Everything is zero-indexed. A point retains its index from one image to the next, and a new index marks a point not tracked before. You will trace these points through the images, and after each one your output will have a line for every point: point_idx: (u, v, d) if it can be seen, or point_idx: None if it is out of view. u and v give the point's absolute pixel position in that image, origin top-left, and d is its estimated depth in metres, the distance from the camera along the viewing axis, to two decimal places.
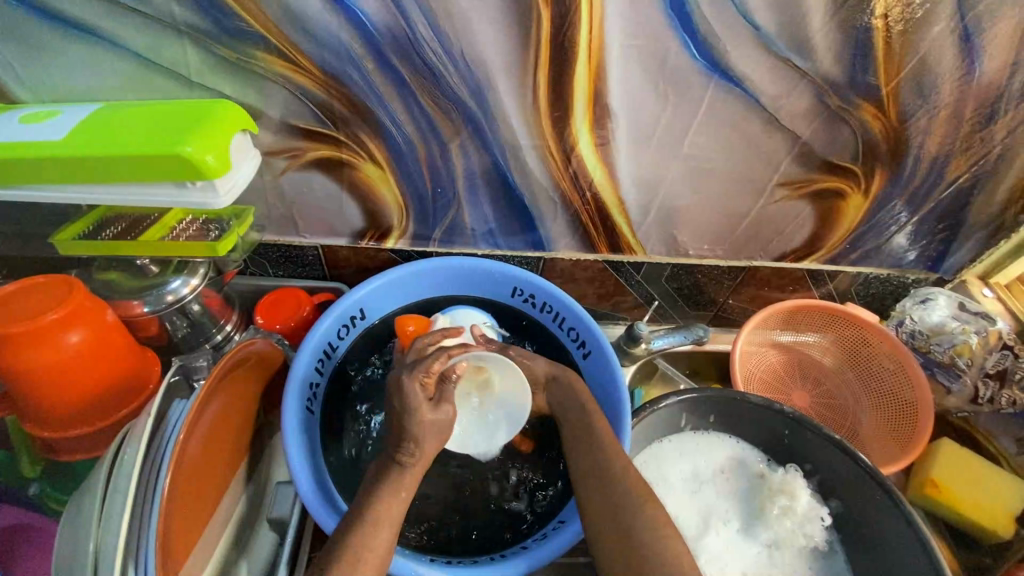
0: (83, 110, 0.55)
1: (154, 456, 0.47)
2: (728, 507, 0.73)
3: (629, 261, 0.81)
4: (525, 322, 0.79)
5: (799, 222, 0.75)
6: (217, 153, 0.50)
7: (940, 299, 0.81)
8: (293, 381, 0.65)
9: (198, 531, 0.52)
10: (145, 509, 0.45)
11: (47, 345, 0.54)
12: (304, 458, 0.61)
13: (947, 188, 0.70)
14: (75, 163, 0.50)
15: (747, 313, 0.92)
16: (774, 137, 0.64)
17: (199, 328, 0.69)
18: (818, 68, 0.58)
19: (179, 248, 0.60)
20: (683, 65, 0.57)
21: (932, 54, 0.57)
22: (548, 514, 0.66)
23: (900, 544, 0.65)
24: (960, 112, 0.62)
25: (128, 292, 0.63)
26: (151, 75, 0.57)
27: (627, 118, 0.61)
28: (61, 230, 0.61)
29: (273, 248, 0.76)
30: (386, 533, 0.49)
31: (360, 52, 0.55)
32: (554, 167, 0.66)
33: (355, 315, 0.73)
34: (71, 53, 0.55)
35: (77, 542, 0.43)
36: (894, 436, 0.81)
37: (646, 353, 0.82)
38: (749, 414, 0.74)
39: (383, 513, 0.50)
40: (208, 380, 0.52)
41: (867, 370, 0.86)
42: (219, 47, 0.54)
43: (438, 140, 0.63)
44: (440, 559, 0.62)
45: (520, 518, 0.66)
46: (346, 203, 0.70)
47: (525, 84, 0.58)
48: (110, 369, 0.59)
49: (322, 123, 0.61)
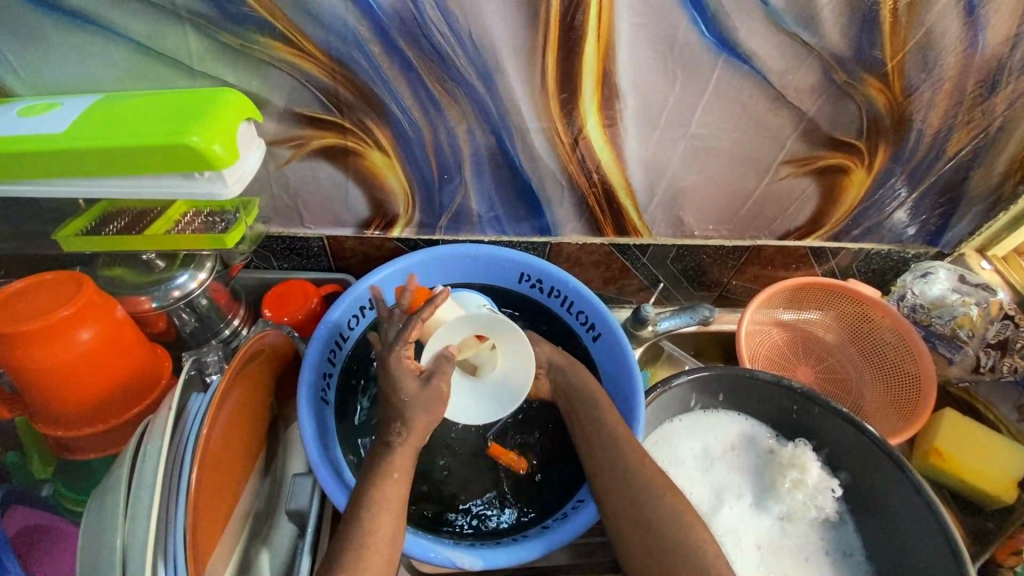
0: (82, 100, 0.54)
1: (177, 449, 0.47)
2: (739, 482, 0.74)
3: (635, 244, 0.81)
4: (554, 321, 0.78)
5: (804, 198, 0.75)
6: (224, 141, 0.49)
7: (940, 273, 0.82)
8: (306, 372, 0.65)
9: (221, 523, 0.52)
10: (172, 502, 0.44)
11: (59, 342, 0.53)
12: (320, 448, 0.61)
13: (948, 162, 0.71)
14: (81, 155, 0.49)
15: (750, 292, 0.93)
16: (780, 114, 0.64)
17: (207, 323, 0.68)
18: (825, 43, 0.58)
19: (186, 241, 0.59)
20: (691, 43, 0.57)
21: (937, 27, 0.57)
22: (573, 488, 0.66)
23: (910, 511, 0.66)
24: (963, 85, 0.62)
25: (134, 288, 0.62)
26: (151, 64, 0.55)
27: (635, 99, 0.61)
28: (63, 226, 0.60)
29: (277, 240, 0.75)
30: (392, 516, 0.50)
31: (366, 36, 0.54)
32: (561, 149, 0.65)
33: (363, 305, 0.72)
34: (67, 43, 0.53)
35: (103, 538, 0.43)
36: (898, 406, 0.82)
37: (652, 335, 0.84)
38: (757, 390, 0.75)
39: (383, 499, 0.50)
40: (226, 372, 0.51)
41: (868, 344, 0.87)
42: (222, 33, 0.53)
43: (445, 126, 0.62)
44: (463, 543, 0.62)
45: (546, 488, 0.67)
46: (351, 191, 0.69)
47: (533, 65, 0.57)
48: (122, 365, 0.58)
49: (328, 111, 0.60)
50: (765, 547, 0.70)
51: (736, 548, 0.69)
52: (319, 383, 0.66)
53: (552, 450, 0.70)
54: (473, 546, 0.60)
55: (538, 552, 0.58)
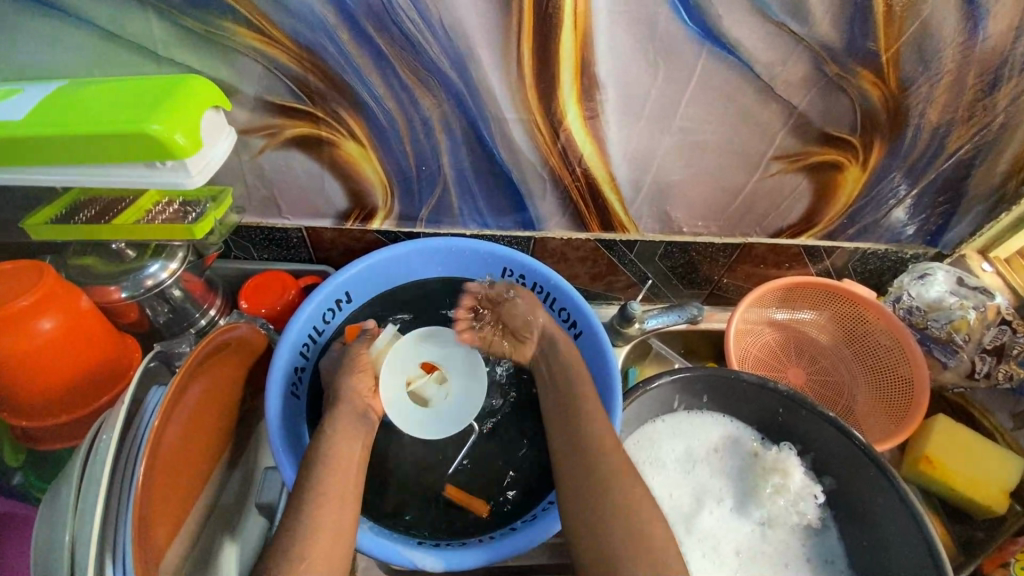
0: (45, 87, 0.53)
1: (131, 443, 0.46)
2: (720, 485, 0.72)
3: (621, 240, 0.79)
4: None
5: (795, 196, 0.73)
6: (185, 130, 0.48)
7: (938, 274, 0.80)
8: (276, 366, 0.64)
9: (180, 517, 0.51)
10: (121, 498, 0.44)
11: (20, 332, 0.53)
12: (287, 443, 0.61)
13: (948, 159, 0.68)
14: (40, 143, 0.48)
15: (743, 291, 0.91)
16: (769, 107, 0.62)
17: (181, 313, 0.69)
18: (815, 34, 0.55)
19: (155, 232, 0.59)
20: (674, 32, 0.54)
21: (934, 17, 0.54)
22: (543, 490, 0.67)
23: (894, 520, 0.64)
24: (963, 79, 0.59)
25: (103, 278, 0.61)
26: (116, 50, 0.54)
27: (617, 91, 0.59)
28: (32, 214, 0.59)
29: (255, 230, 0.74)
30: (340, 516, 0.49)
31: (334, 22, 0.52)
32: (542, 141, 0.63)
33: (340, 299, 0.72)
34: (28, 29, 0.52)
35: (54, 531, 0.42)
36: (891, 412, 0.80)
37: (639, 333, 0.82)
38: (743, 392, 0.73)
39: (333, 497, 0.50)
40: (186, 364, 0.51)
41: (863, 347, 0.85)
42: (185, 18, 0.51)
43: (420, 116, 0.60)
44: (429, 542, 0.63)
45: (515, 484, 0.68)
46: (328, 182, 0.67)
47: (509, 53, 0.55)
48: (85, 356, 0.59)
49: (299, 100, 0.58)
50: (743, 552, 0.69)
51: (712, 552, 0.68)
52: (289, 376, 0.66)
53: (520, 454, 0.70)
54: (437, 547, 0.60)
55: (500, 554, 0.58)
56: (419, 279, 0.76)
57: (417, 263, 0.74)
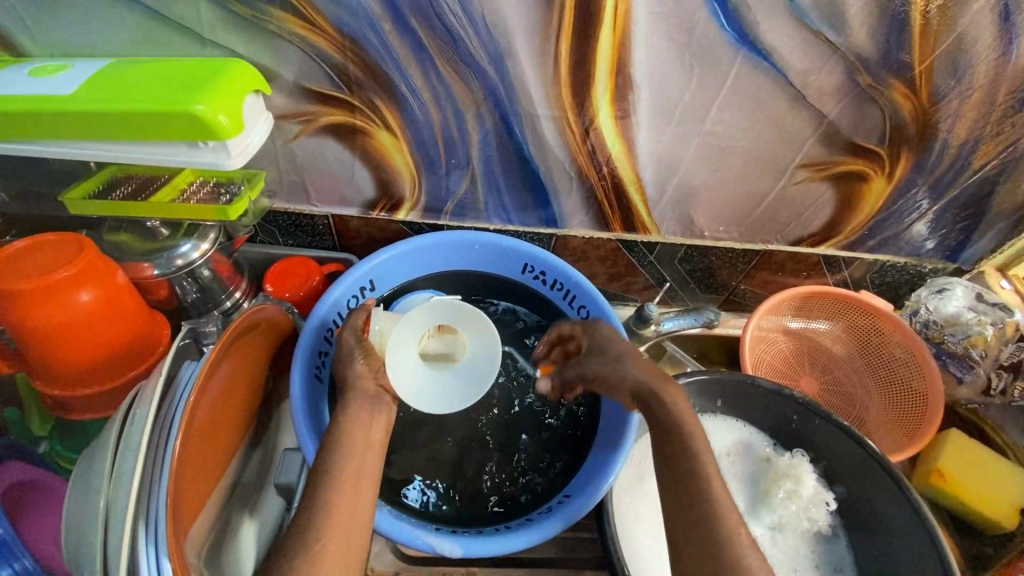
0: (92, 64, 0.54)
1: (165, 415, 0.47)
2: (732, 489, 0.73)
3: (643, 242, 0.79)
4: (554, 312, 0.77)
5: (818, 205, 0.73)
6: (228, 112, 0.49)
7: (957, 290, 0.79)
8: (301, 349, 0.65)
9: (207, 493, 0.52)
10: (154, 469, 0.45)
11: (59, 301, 0.55)
12: (311, 424, 0.63)
13: (973, 175, 0.68)
14: (89, 120, 0.49)
15: (759, 297, 0.91)
16: (801, 115, 0.62)
17: (208, 293, 0.70)
18: (851, 43, 0.56)
19: (189, 211, 0.60)
20: (711, 35, 0.55)
21: (968, 33, 0.55)
22: (564, 482, 0.68)
23: (905, 530, 0.65)
24: (994, 94, 0.60)
25: (136, 255, 0.63)
26: (163, 31, 0.55)
27: (650, 92, 0.60)
28: (72, 188, 0.61)
29: (283, 216, 0.76)
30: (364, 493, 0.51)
31: (377, 12, 0.53)
32: (572, 139, 0.64)
33: (365, 286, 0.73)
34: (78, 7, 0.53)
35: (90, 497, 0.44)
36: (902, 425, 0.80)
37: (655, 335, 0.82)
38: (757, 398, 0.73)
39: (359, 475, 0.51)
40: (219, 342, 0.52)
41: (877, 359, 0.85)
42: (233, 2, 0.52)
43: (454, 108, 0.61)
44: (445, 529, 0.63)
45: (530, 460, 0.70)
46: (358, 171, 0.68)
47: (547, 50, 0.56)
48: (117, 330, 0.61)
49: (337, 88, 0.59)
50: None
51: None
52: (312, 361, 0.67)
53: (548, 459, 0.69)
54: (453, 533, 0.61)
55: (518, 546, 0.59)
56: (440, 271, 0.77)
57: (440, 253, 0.75)
